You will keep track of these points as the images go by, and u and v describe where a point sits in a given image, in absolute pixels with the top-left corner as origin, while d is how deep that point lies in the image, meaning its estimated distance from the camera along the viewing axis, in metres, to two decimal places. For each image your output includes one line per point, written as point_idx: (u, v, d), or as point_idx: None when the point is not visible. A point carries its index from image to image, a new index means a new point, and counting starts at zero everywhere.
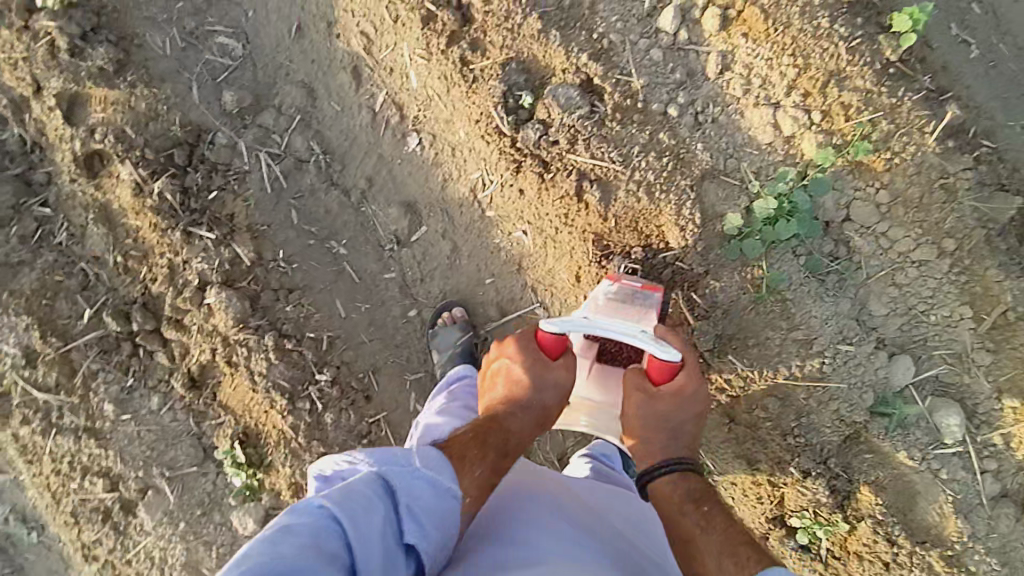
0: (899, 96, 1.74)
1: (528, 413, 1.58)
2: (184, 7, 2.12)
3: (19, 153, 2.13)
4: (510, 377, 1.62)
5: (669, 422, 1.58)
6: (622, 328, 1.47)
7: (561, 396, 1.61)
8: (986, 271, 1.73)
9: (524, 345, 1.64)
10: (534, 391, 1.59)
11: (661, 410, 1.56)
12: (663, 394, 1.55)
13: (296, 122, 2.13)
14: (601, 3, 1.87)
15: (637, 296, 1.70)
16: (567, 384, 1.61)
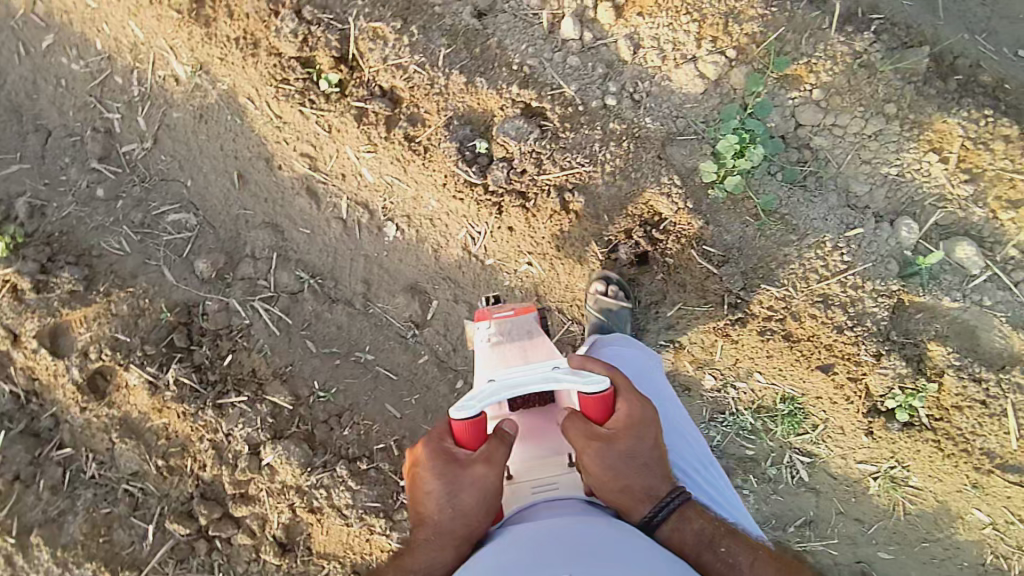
0: (787, 8, 1.92)
1: (444, 540, 1.31)
2: (126, 204, 2.21)
3: (17, 409, 2.08)
4: (427, 491, 1.35)
5: (637, 460, 1.37)
6: (536, 376, 1.32)
7: (480, 501, 1.29)
8: (933, 115, 1.86)
9: (427, 447, 1.37)
10: (446, 509, 1.31)
11: (622, 450, 1.34)
12: (613, 435, 1.35)
13: (274, 258, 2.18)
14: (507, 39, 2.03)
15: (521, 331, 1.60)
16: (486, 483, 1.30)
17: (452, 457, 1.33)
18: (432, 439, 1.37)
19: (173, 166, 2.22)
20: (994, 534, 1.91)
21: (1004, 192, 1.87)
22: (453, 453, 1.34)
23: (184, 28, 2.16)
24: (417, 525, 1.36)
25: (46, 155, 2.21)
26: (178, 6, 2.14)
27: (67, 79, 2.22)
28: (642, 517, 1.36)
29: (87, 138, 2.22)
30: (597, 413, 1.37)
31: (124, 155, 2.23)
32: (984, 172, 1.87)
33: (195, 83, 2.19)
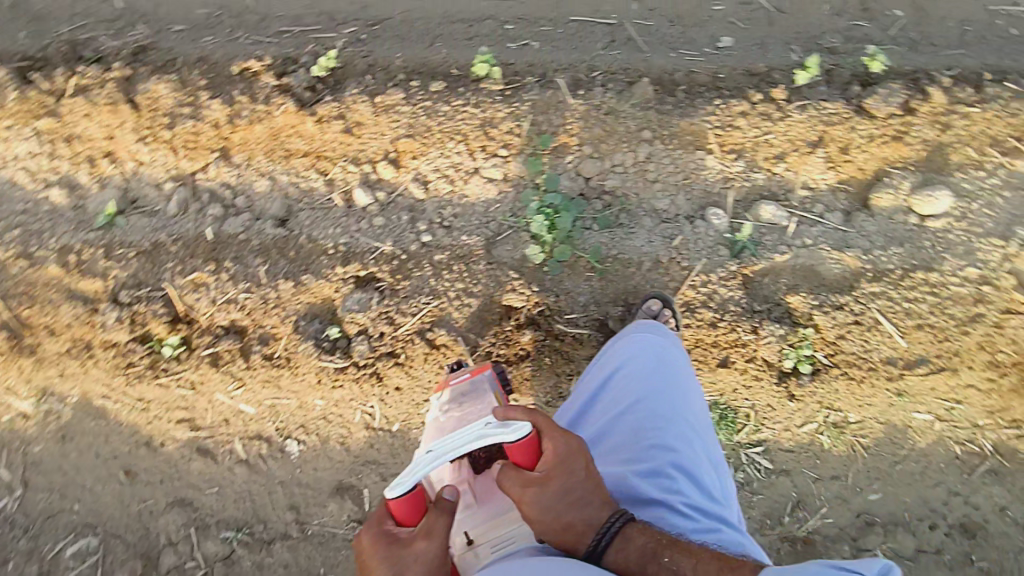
0: (525, 100, 2.19)
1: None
2: (19, 560, 2.09)
3: None
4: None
5: (572, 495, 1.30)
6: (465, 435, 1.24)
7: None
8: (680, 123, 2.15)
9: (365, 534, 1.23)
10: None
11: (557, 487, 1.29)
12: (544, 479, 1.29)
13: (191, 530, 2.10)
14: (314, 232, 2.18)
15: (472, 397, 1.66)
16: (434, 557, 1.17)
17: (393, 536, 1.21)
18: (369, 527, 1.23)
19: (56, 497, 2.12)
20: (946, 427, 1.97)
21: (768, 152, 2.13)
22: (394, 532, 1.22)
23: (11, 365, 2.13)
24: None
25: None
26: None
27: None
28: (588, 548, 1.31)
29: None
30: (528, 456, 1.31)
31: None
32: (744, 145, 2.14)
33: (44, 410, 2.14)
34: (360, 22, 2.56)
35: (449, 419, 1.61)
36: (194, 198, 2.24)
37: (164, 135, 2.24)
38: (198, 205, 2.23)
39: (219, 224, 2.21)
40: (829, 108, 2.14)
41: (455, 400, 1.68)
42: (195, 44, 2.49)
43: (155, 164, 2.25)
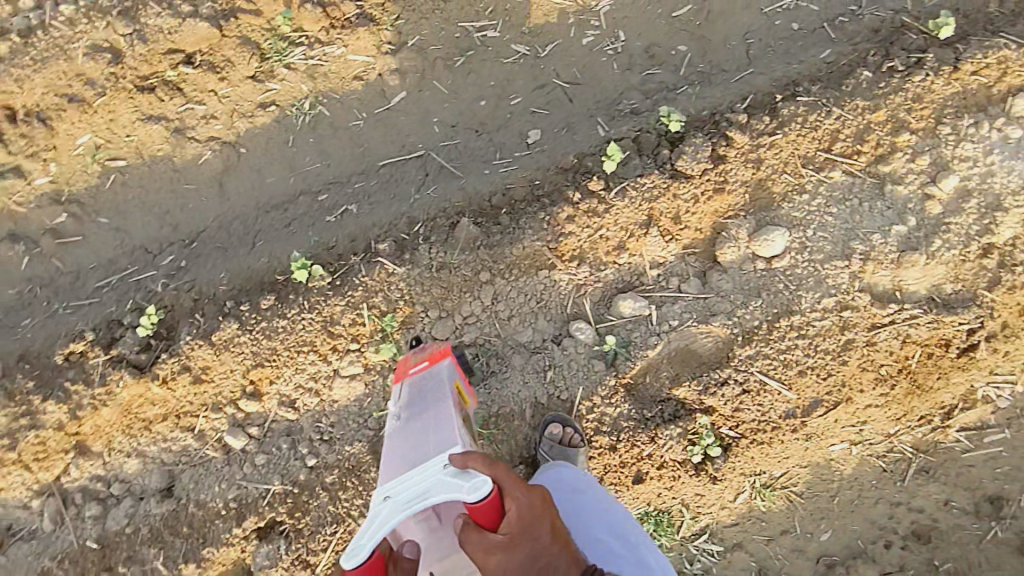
0: (357, 284, 2.13)
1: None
2: None
3: None
4: None
5: (537, 561, 1.23)
6: (428, 488, 1.29)
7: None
8: (513, 252, 2.11)
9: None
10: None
11: (523, 555, 1.22)
12: (506, 539, 1.23)
13: None
14: (200, 495, 2.07)
15: (430, 390, 1.75)
16: None
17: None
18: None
19: None
20: (863, 449, 2.02)
21: (608, 246, 2.10)
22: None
23: None
24: None
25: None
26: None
27: None
28: None
29: None
30: (489, 516, 1.26)
31: None
32: (583, 248, 2.10)
33: None
34: (177, 245, 2.39)
35: (412, 416, 1.71)
36: (65, 507, 2.10)
37: (8, 456, 2.09)
38: (74, 511, 2.10)
39: (102, 523, 2.08)
40: (646, 183, 2.13)
41: (414, 396, 1.78)
42: (18, 332, 2.33)
43: (12, 488, 2.10)
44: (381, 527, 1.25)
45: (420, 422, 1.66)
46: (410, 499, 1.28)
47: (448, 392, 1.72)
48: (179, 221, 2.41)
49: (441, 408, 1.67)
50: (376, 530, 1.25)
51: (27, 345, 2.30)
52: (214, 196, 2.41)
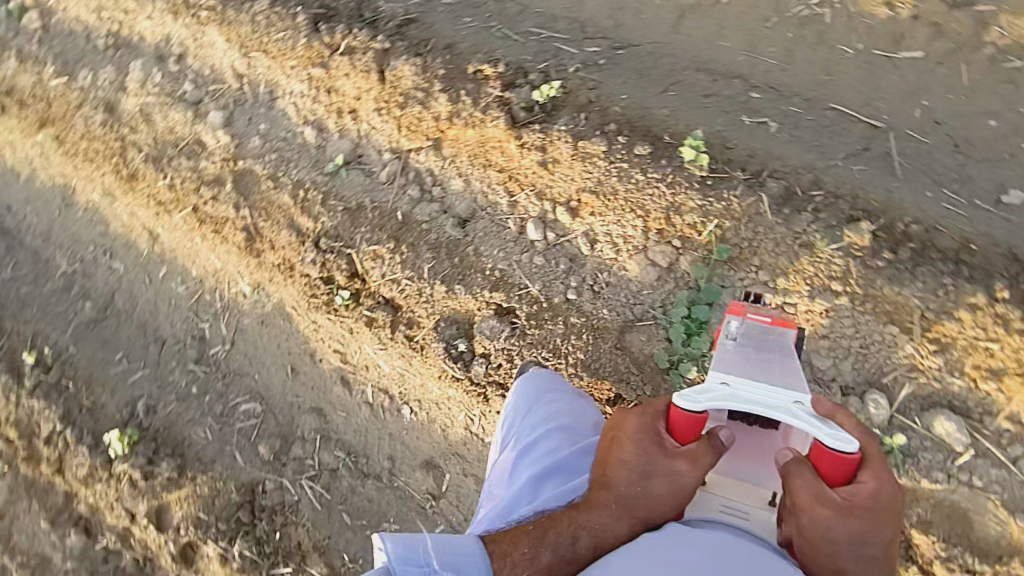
0: (724, 197, 2.14)
1: (625, 513, 1.68)
2: (210, 398, 2.84)
3: (136, 571, 2.75)
4: (626, 453, 1.71)
5: (860, 538, 1.49)
6: (774, 404, 1.51)
7: (672, 493, 1.61)
8: (883, 288, 2.03)
9: (643, 423, 1.71)
10: (641, 485, 1.65)
11: (853, 523, 1.48)
12: (840, 498, 1.49)
13: (319, 440, 2.67)
14: (481, 246, 2.37)
15: (772, 342, 1.77)
16: (688, 484, 1.60)
17: (661, 440, 1.66)
18: (646, 419, 1.71)
19: (246, 361, 2.82)
20: None
21: (980, 361, 1.98)
22: (662, 440, 1.66)
23: (246, 259, 2.78)
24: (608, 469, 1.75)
25: (157, 366, 2.93)
26: (239, 244, 2.76)
27: (175, 298, 2.93)
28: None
29: (188, 345, 2.91)
30: (828, 473, 1.52)
31: (212, 356, 2.87)
32: (951, 343, 1.99)
33: (257, 300, 2.79)
34: (608, 42, 2.43)
35: (747, 349, 1.74)
36: (401, 175, 2.52)
37: (398, 113, 2.52)
38: (403, 181, 2.52)
39: (413, 206, 2.49)
40: None
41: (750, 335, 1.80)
42: (457, 27, 2.58)
43: (383, 135, 2.56)
44: (716, 397, 1.54)
45: (762, 357, 1.69)
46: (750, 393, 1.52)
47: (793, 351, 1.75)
48: (623, 24, 2.44)
49: (786, 359, 1.70)
50: (714, 397, 1.55)
51: (456, 40, 2.56)
52: (670, 24, 2.38)
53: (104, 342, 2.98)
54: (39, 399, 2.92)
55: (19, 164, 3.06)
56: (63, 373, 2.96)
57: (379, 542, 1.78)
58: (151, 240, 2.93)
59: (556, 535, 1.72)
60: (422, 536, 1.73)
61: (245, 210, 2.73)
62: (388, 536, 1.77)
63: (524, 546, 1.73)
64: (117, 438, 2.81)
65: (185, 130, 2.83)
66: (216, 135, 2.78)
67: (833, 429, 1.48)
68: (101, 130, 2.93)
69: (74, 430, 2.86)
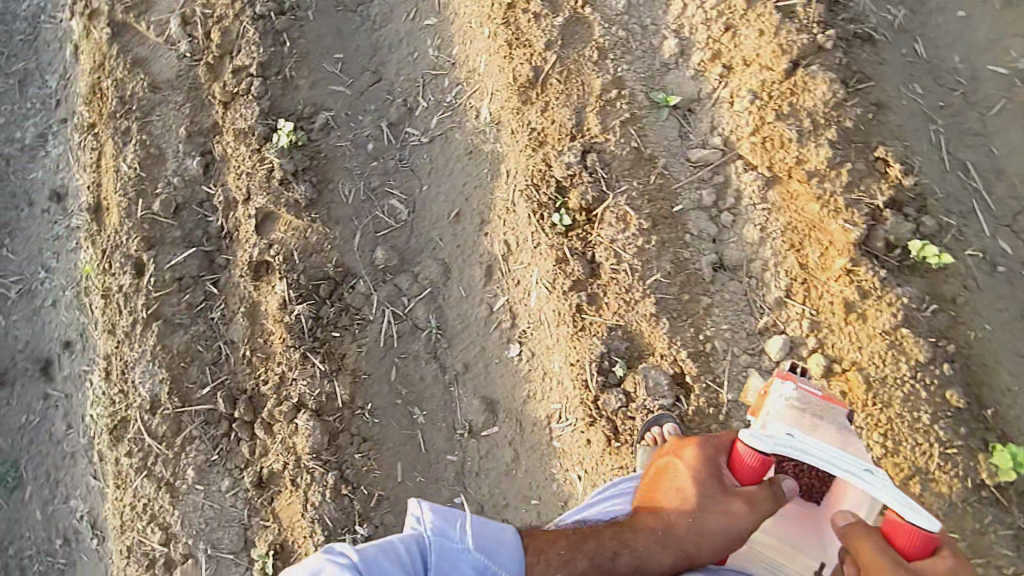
0: (985, 523, 1.77)
1: (670, 544, 1.74)
2: (376, 168, 2.70)
3: (215, 237, 2.74)
4: (678, 487, 1.79)
5: None
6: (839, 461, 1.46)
7: (725, 534, 1.67)
8: None
9: (700, 458, 1.78)
10: (692, 519, 1.72)
11: None
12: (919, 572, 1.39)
13: (425, 293, 2.54)
14: (715, 309, 2.09)
15: (819, 408, 1.71)
16: (745, 528, 1.64)
17: (718, 478, 1.74)
18: (707, 457, 1.78)
19: (426, 167, 2.68)
20: None
21: None
22: (722, 478, 1.74)
23: (510, 93, 2.48)
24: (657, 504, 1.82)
25: (356, 96, 2.79)
26: (518, 78, 2.45)
27: (419, 55, 2.81)
28: None
29: (394, 104, 2.78)
30: (898, 538, 1.44)
31: (405, 135, 2.74)
32: None
33: (485, 132, 2.59)
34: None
35: (803, 416, 1.70)
36: (710, 173, 2.16)
37: (766, 119, 2.09)
38: (706, 176, 2.16)
39: (692, 208, 2.15)
40: None
41: (809, 405, 1.72)
42: (895, 97, 2.07)
43: (732, 121, 2.16)
44: (779, 442, 1.52)
45: (813, 424, 1.69)
46: (818, 444, 1.47)
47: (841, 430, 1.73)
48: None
49: (837, 436, 1.70)
50: (778, 442, 1.53)
51: (886, 108, 2.04)
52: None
53: (337, 33, 2.86)
54: (256, 29, 2.76)
55: None
56: (291, 28, 2.79)
57: (415, 511, 1.70)
58: None
59: (593, 546, 1.76)
60: (460, 512, 1.71)
61: (554, 55, 2.37)
62: (427, 505, 1.70)
63: (560, 547, 1.75)
64: (287, 131, 2.63)
65: None
66: None
67: (906, 498, 1.40)
68: None
69: (262, 85, 2.70)
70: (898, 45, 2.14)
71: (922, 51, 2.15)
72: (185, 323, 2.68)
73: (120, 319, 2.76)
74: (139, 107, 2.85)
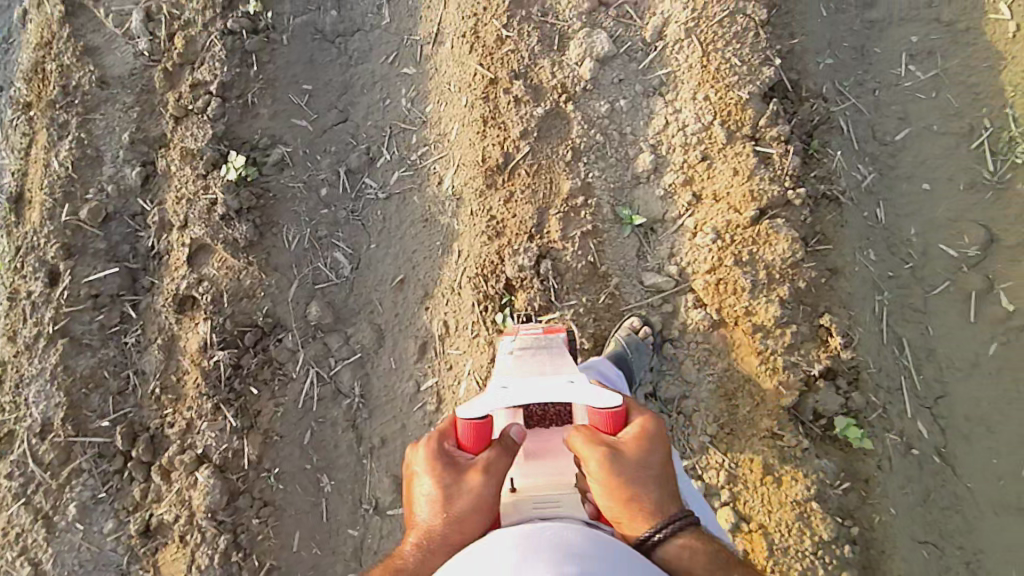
0: None
1: (435, 551, 1.38)
2: (325, 217, 2.59)
3: (143, 254, 2.54)
4: (422, 494, 1.43)
5: (646, 472, 1.39)
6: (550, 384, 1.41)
7: (473, 512, 1.35)
8: None
9: (428, 452, 1.43)
10: (440, 517, 1.37)
11: (639, 456, 1.40)
12: (621, 443, 1.40)
13: (354, 358, 2.45)
14: None
15: (549, 346, 1.74)
16: (487, 493, 1.34)
17: (452, 460, 1.41)
18: (431, 443, 1.44)
19: (378, 225, 2.60)
20: None
21: None
22: (454, 460, 1.42)
23: (477, 172, 2.40)
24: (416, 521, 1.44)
25: (318, 134, 2.68)
26: (487, 161, 2.38)
27: (390, 104, 2.72)
28: (644, 536, 1.36)
29: (355, 150, 2.67)
30: (600, 424, 1.44)
31: (362, 186, 2.64)
32: None
33: (444, 203, 2.52)
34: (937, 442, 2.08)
35: (524, 359, 1.66)
36: (660, 300, 2.18)
37: (725, 261, 2.10)
38: (652, 305, 2.17)
39: None
40: None
41: (530, 343, 1.77)
42: (852, 262, 2.13)
43: (690, 253, 2.17)
44: (493, 400, 1.37)
45: (536, 358, 1.66)
46: (525, 389, 1.38)
47: (563, 343, 1.77)
48: (973, 442, 2.10)
49: (558, 359, 1.67)
50: (491, 402, 1.38)
51: (844, 276, 2.10)
52: (1000, 504, 2.03)
53: (309, 62, 2.74)
54: (223, 45, 2.60)
55: None
56: (261, 50, 2.66)
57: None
58: (430, 49, 2.69)
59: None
60: None
61: (527, 145, 2.31)
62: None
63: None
64: (238, 166, 2.48)
65: (570, 11, 2.41)
66: (582, 48, 2.33)
67: (599, 389, 1.42)
68: None
69: (219, 108, 2.54)
70: (861, 207, 2.28)
71: (882, 217, 2.29)
72: (94, 345, 2.46)
73: (20, 324, 2.50)
74: (82, 100, 2.64)
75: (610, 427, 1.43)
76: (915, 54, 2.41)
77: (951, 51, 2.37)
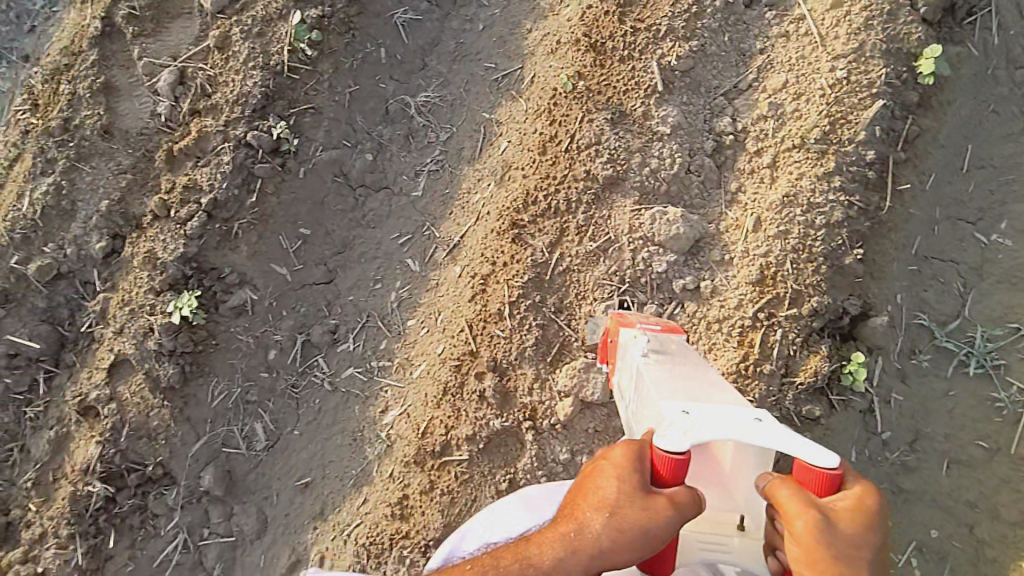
0: None
1: (583, 547, 1.38)
2: (264, 380, 2.41)
3: (79, 327, 2.45)
4: (600, 487, 1.40)
5: (854, 550, 1.27)
6: (742, 423, 1.36)
7: (637, 537, 1.32)
8: None
9: (624, 452, 1.40)
10: (605, 516, 1.36)
11: (843, 530, 1.27)
12: (833, 512, 1.28)
13: (227, 538, 2.36)
14: None
15: (673, 344, 1.82)
16: (652, 528, 1.30)
17: (638, 477, 1.35)
18: (631, 458, 1.39)
19: (312, 412, 2.39)
20: None
21: None
22: (641, 480, 1.35)
23: (411, 444, 2.24)
24: (569, 511, 1.44)
25: (293, 286, 2.44)
26: (426, 435, 2.21)
27: (380, 290, 2.42)
28: None
29: (323, 323, 2.42)
30: (808, 480, 1.32)
31: (313, 364, 2.42)
32: None
33: (377, 438, 2.31)
34: None
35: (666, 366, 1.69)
36: None
37: None
38: None
39: None
40: None
41: (663, 344, 1.80)
42: None
43: None
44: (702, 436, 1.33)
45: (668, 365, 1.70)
46: (729, 426, 1.34)
47: (686, 348, 1.85)
48: None
49: (695, 371, 1.72)
50: (695, 433, 1.34)
51: None
52: None
53: (317, 204, 2.45)
54: (234, 158, 2.35)
55: (527, 54, 2.37)
56: (270, 178, 2.39)
57: None
58: (442, 258, 2.36)
59: None
60: None
61: (468, 452, 2.14)
62: None
63: None
64: (184, 309, 2.31)
65: (585, 325, 2.12)
66: (572, 381, 2.09)
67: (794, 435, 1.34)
68: (580, 180, 2.15)
69: (200, 227, 2.35)
70: None
71: None
72: None
73: None
74: (76, 145, 2.42)
75: (819, 489, 1.31)
76: (926, 548, 2.01)
77: (965, 568, 1.98)
